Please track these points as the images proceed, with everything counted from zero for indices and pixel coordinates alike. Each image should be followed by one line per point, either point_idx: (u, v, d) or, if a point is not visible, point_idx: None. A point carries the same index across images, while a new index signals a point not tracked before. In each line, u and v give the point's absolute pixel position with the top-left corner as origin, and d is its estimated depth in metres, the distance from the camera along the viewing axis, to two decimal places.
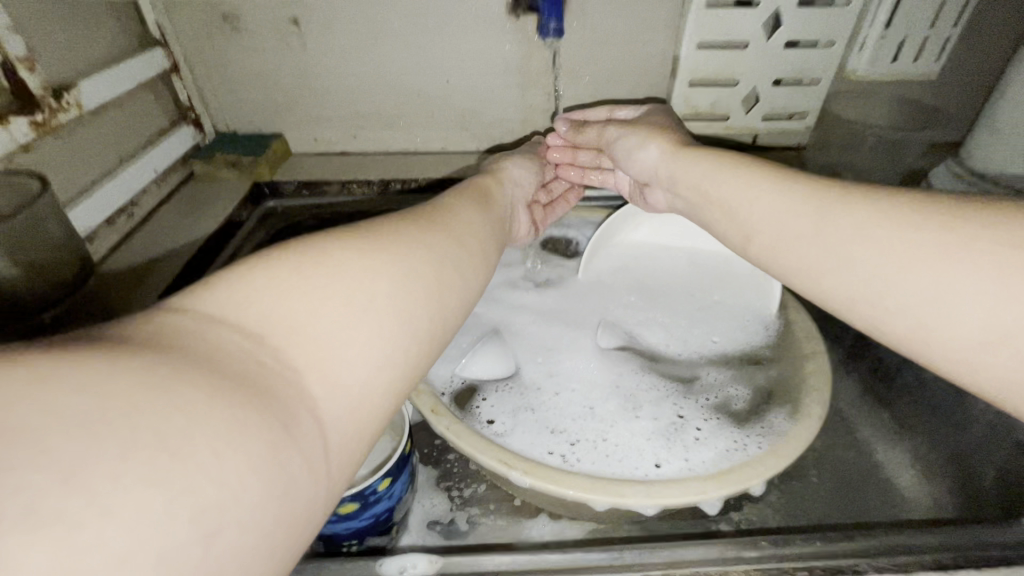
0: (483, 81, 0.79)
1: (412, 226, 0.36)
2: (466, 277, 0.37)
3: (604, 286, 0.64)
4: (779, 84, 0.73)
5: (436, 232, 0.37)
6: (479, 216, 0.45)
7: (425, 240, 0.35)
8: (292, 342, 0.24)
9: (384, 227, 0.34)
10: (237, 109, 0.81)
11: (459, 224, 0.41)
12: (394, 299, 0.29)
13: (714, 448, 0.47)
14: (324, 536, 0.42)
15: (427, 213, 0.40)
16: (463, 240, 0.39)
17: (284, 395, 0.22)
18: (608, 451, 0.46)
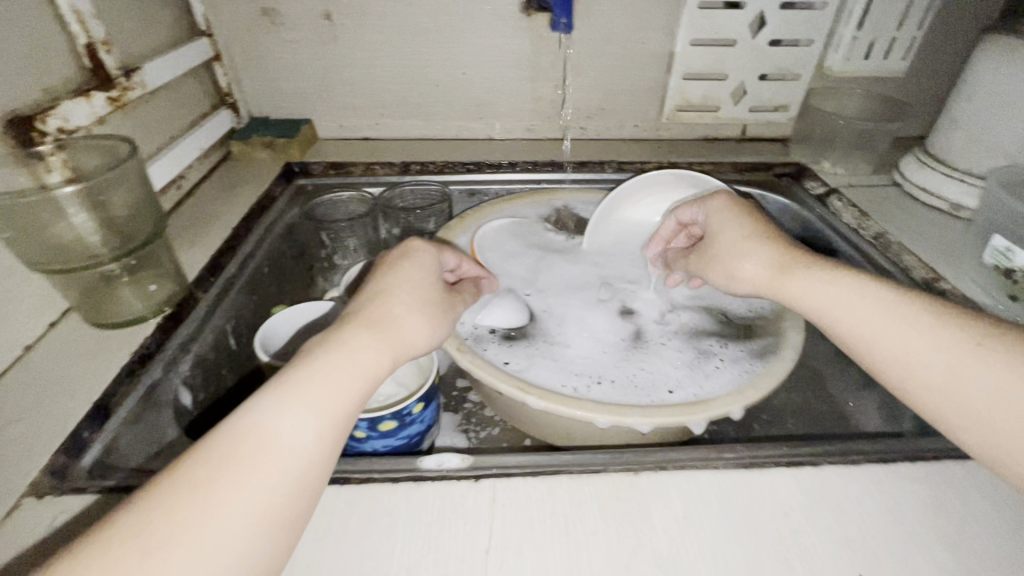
0: (497, 74, 0.86)
1: (180, 510, 0.28)
2: (291, 472, 0.31)
3: (607, 255, 0.71)
4: (766, 78, 0.82)
5: (218, 504, 0.28)
6: (313, 430, 0.33)
7: (195, 527, 0.27)
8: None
9: (125, 532, 0.26)
10: (271, 96, 0.89)
11: (257, 469, 0.30)
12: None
13: (714, 380, 0.53)
14: (366, 451, 0.49)
15: (222, 457, 0.30)
16: (255, 508, 0.29)
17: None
18: (618, 385, 0.53)
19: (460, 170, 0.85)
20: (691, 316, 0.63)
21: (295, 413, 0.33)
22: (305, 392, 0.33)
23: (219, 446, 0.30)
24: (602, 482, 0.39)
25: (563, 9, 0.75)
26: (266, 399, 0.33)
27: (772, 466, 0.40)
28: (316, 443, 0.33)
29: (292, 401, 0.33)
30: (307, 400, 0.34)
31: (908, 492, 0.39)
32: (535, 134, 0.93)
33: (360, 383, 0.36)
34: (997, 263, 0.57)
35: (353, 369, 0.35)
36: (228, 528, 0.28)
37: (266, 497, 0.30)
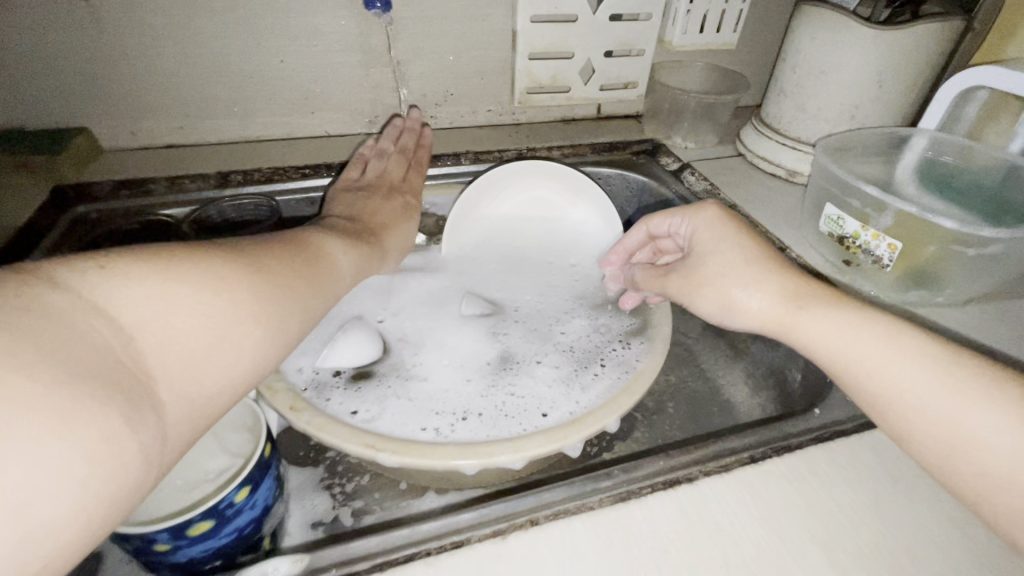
0: (322, 61, 0.74)
1: (148, 298, 0.27)
2: (332, 294, 0.41)
3: (468, 259, 0.65)
4: (612, 55, 0.79)
5: (186, 299, 0.29)
6: (287, 319, 0.35)
7: (161, 323, 0.27)
8: (75, 379, 0.23)
9: (87, 294, 0.25)
10: (20, 100, 0.68)
11: (224, 303, 0.30)
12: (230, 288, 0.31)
13: (589, 390, 0.49)
14: (178, 564, 0.38)
15: (194, 273, 0.30)
16: (219, 336, 0.30)
17: (75, 431, 0.22)
18: (486, 415, 0.47)
19: (293, 176, 0.73)
20: (560, 317, 0.58)
21: (262, 279, 0.34)
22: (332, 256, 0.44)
23: (188, 263, 0.30)
24: (467, 559, 0.33)
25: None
26: (234, 254, 0.34)
27: (648, 492, 0.37)
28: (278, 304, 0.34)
29: (339, 251, 0.46)
30: (272, 271, 0.35)
31: (778, 492, 0.38)
32: (381, 127, 0.83)
33: (315, 285, 0.39)
34: (830, 230, 0.59)
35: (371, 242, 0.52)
36: (191, 333, 0.28)
37: (227, 335, 0.30)
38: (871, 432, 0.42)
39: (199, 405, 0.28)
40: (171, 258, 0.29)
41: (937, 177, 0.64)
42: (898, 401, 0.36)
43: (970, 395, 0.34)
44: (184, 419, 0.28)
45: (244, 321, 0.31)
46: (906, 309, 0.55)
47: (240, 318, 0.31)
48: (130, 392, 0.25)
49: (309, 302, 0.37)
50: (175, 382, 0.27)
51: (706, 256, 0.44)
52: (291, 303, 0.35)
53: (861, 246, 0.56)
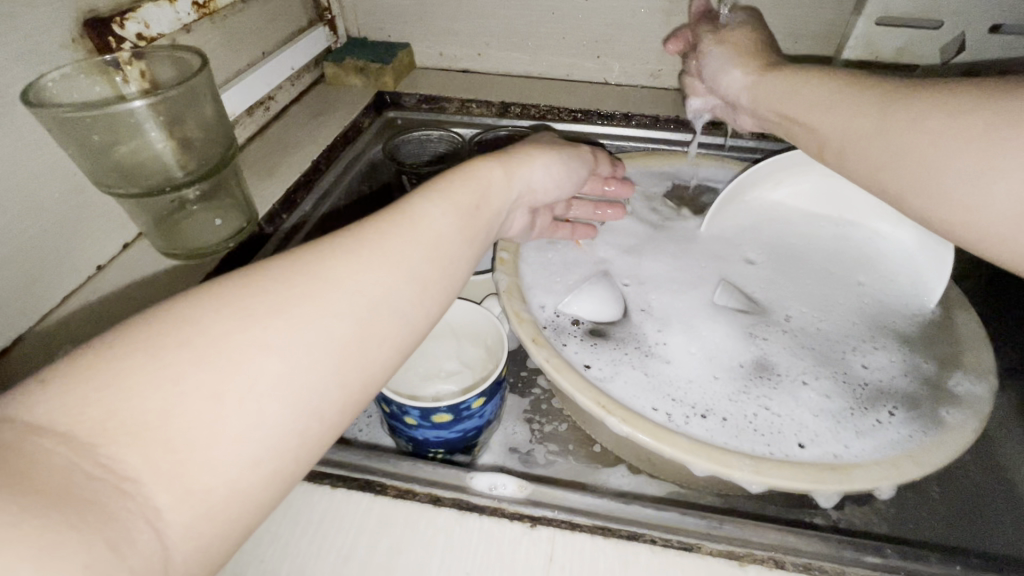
0: (626, 3, 0.71)
1: (219, 329, 0.23)
2: (451, 233, 0.33)
3: (730, 244, 0.58)
4: (999, 31, 0.60)
5: (260, 324, 0.24)
6: (387, 285, 0.29)
7: (236, 355, 0.23)
8: (133, 444, 0.20)
9: (162, 335, 0.23)
10: (370, 13, 0.80)
11: (309, 322, 0.25)
12: (313, 293, 0.26)
13: (855, 440, 0.41)
14: (416, 440, 0.43)
15: (262, 292, 0.25)
16: (300, 354, 0.25)
17: (120, 504, 0.19)
18: (724, 422, 0.43)
19: (564, 119, 0.74)
20: (830, 341, 0.49)
21: (367, 270, 0.28)
22: (454, 191, 0.36)
23: (272, 282, 0.26)
24: (695, 566, 0.30)
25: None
26: (335, 250, 0.28)
27: None
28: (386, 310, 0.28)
29: (458, 179, 0.37)
30: (382, 260, 0.29)
31: None
32: (659, 82, 0.78)
33: (440, 265, 0.32)
34: None
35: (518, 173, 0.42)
36: (269, 360, 0.24)
37: (313, 356, 0.25)
38: None
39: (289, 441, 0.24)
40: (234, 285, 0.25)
41: None
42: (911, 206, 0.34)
43: (956, 128, 0.30)
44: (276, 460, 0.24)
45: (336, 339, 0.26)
46: None
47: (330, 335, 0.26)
48: (195, 437, 0.21)
49: (433, 291, 0.31)
50: (257, 420, 0.23)
51: (815, 108, 0.39)
52: (404, 303, 0.29)
53: None
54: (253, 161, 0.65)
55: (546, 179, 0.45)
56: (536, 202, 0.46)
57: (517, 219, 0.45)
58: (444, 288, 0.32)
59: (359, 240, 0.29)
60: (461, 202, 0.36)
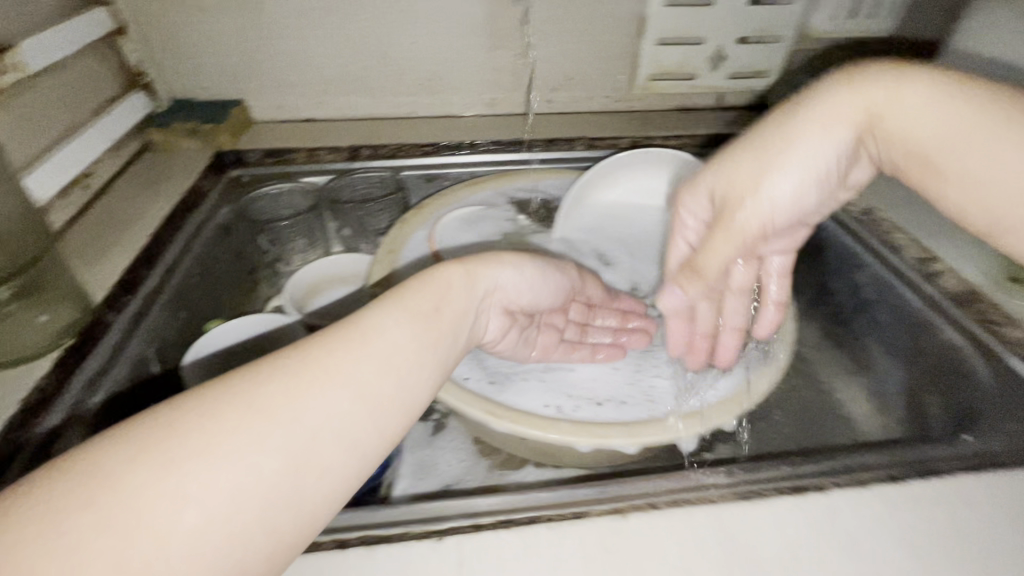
0: (451, 43, 0.77)
1: (132, 488, 0.25)
2: (398, 353, 0.35)
3: (581, 245, 0.65)
4: (744, 42, 0.76)
5: (184, 469, 0.26)
6: (324, 409, 0.30)
7: (149, 510, 0.25)
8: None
9: (82, 484, 0.25)
10: (192, 73, 0.77)
11: (232, 466, 0.27)
12: (243, 432, 0.28)
13: (705, 389, 0.49)
14: None
15: (191, 436, 0.27)
16: (230, 495, 0.26)
17: None
18: (601, 401, 0.48)
19: (416, 154, 0.77)
20: None
21: (305, 397, 0.30)
22: (408, 300, 0.37)
23: (200, 422, 0.27)
24: (587, 530, 0.34)
25: None
26: (270, 381, 0.30)
27: (774, 494, 0.36)
28: (325, 443, 0.30)
29: (411, 284, 0.39)
30: (324, 382, 0.31)
31: (915, 517, 0.35)
32: (497, 110, 0.85)
33: (389, 381, 0.33)
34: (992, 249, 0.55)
35: (498, 278, 0.44)
36: (190, 509, 0.25)
37: (237, 502, 0.27)
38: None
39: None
40: (162, 431, 0.27)
41: None
42: (935, 151, 0.37)
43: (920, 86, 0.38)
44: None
45: (262, 480, 0.27)
46: None
47: (260, 473, 0.27)
48: None
49: (377, 413, 0.32)
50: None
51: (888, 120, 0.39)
52: (345, 428, 0.31)
53: None
54: (78, 247, 0.59)
55: (517, 280, 0.46)
56: (505, 302, 0.46)
57: (490, 322, 0.45)
58: (394, 402, 0.33)
59: (297, 366, 0.31)
60: (413, 313, 0.37)
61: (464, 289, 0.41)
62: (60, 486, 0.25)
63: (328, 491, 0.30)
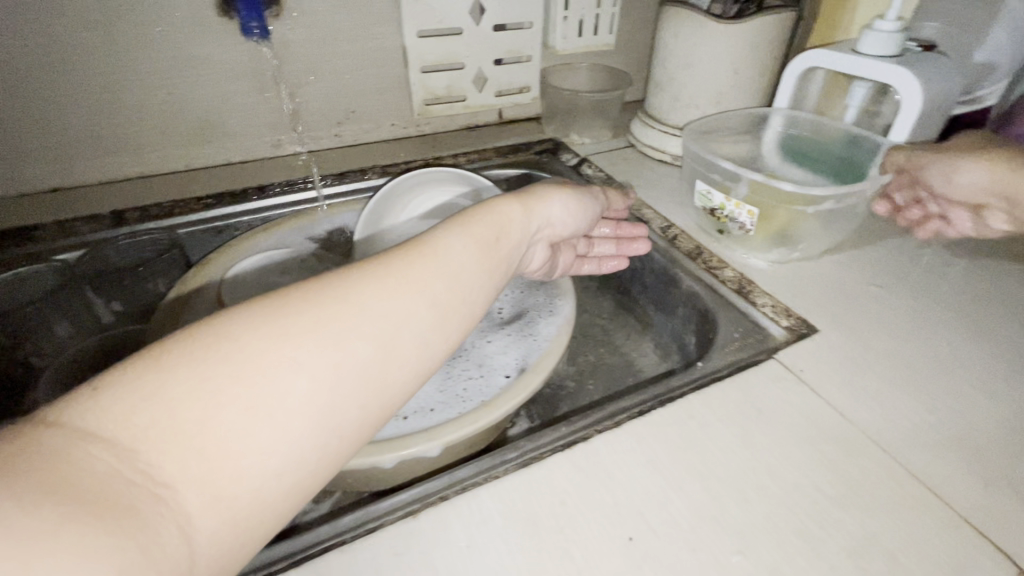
0: (215, 90, 0.74)
1: (269, 353, 0.27)
2: (467, 263, 0.37)
3: None
4: (500, 63, 0.85)
5: (297, 340, 0.28)
6: (403, 308, 0.32)
7: (272, 374, 0.26)
8: (169, 451, 0.23)
9: (206, 346, 0.26)
10: None
11: (331, 348, 0.28)
12: (337, 321, 0.29)
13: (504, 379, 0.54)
14: None
15: (288, 319, 0.28)
16: (325, 376, 0.28)
17: (153, 510, 0.22)
18: (413, 416, 0.51)
19: (194, 208, 0.72)
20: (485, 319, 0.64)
21: (390, 295, 0.32)
22: (478, 219, 0.41)
23: (316, 300, 0.30)
24: (380, 541, 0.35)
25: (251, 11, 0.68)
26: (361, 278, 0.32)
27: (549, 455, 0.40)
28: (403, 338, 0.31)
29: (469, 212, 0.41)
30: (405, 284, 0.33)
31: (663, 439, 0.41)
32: (284, 150, 0.83)
33: (464, 289, 0.36)
34: (703, 205, 0.66)
35: (550, 203, 0.49)
36: (289, 381, 0.27)
37: (332, 381, 0.28)
38: (746, 373, 0.47)
39: (310, 457, 0.27)
40: (264, 310, 0.28)
41: (796, 149, 0.76)
42: None
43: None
44: (293, 474, 0.27)
45: (353, 367, 0.29)
46: (775, 267, 0.62)
47: (352, 361, 0.29)
48: (218, 453, 0.24)
49: (447, 320, 0.34)
50: (279, 440, 0.26)
51: None
52: (422, 330, 0.32)
53: (727, 215, 0.63)
54: None
55: (563, 215, 0.50)
56: (553, 235, 0.50)
57: (536, 254, 0.50)
58: (468, 309, 0.36)
59: (386, 267, 0.33)
60: (480, 234, 0.40)
61: (523, 215, 0.45)
62: (164, 353, 0.25)
63: (403, 386, 0.32)
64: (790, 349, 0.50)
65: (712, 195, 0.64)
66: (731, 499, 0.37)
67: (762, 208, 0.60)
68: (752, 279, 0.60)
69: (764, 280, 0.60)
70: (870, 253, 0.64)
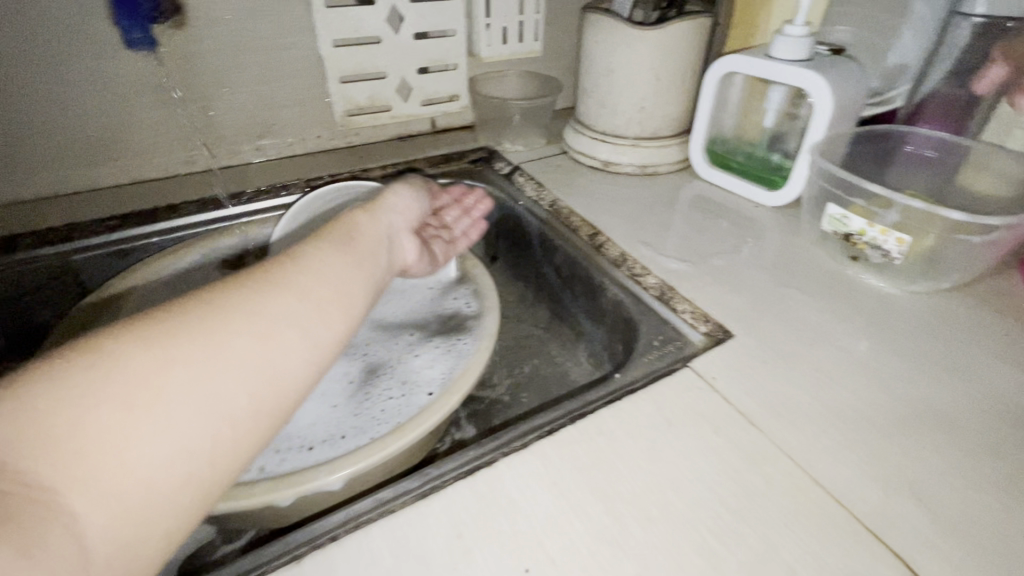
0: (114, 106, 0.69)
1: (131, 356, 0.27)
2: (319, 267, 0.38)
3: None
4: (424, 72, 0.83)
5: (175, 341, 0.29)
6: (297, 305, 0.34)
7: (141, 370, 0.27)
8: (42, 456, 0.24)
9: (86, 358, 0.27)
10: None
11: (219, 344, 0.30)
12: (224, 322, 0.31)
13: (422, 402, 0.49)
14: None
15: (184, 321, 0.30)
16: (217, 366, 0.29)
17: (25, 516, 0.22)
18: (315, 446, 0.46)
19: (95, 231, 0.67)
20: (408, 329, 0.59)
21: (278, 295, 0.34)
22: (293, 244, 0.40)
23: (201, 307, 0.31)
24: None
25: (132, 21, 0.65)
26: (235, 289, 0.33)
27: (450, 484, 0.38)
28: (297, 332, 0.33)
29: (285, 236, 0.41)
30: (297, 286, 0.35)
31: (570, 458, 0.40)
32: (198, 166, 0.78)
33: (341, 290, 0.38)
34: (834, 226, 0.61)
35: (369, 214, 0.48)
36: (177, 373, 0.28)
37: (222, 372, 0.29)
38: (659, 384, 0.46)
39: (203, 451, 0.28)
40: (152, 320, 0.30)
41: (723, 155, 0.80)
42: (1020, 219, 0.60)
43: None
44: (188, 467, 0.27)
45: (243, 359, 0.30)
46: (698, 271, 0.62)
47: (241, 353, 0.30)
48: (96, 453, 0.25)
49: (337, 315, 0.36)
50: (162, 434, 0.26)
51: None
52: (315, 321, 0.34)
53: (869, 241, 0.58)
54: None
55: (407, 200, 0.53)
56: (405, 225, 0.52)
57: (407, 243, 0.51)
58: (355, 308, 0.38)
59: (280, 274, 0.35)
60: (317, 247, 0.40)
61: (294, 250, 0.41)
62: (49, 370, 0.26)
63: (302, 377, 0.33)
64: (706, 357, 0.50)
65: (851, 220, 0.59)
66: (631, 520, 0.36)
67: (915, 235, 0.55)
68: (674, 286, 0.60)
69: (686, 286, 0.60)
70: (789, 254, 0.65)
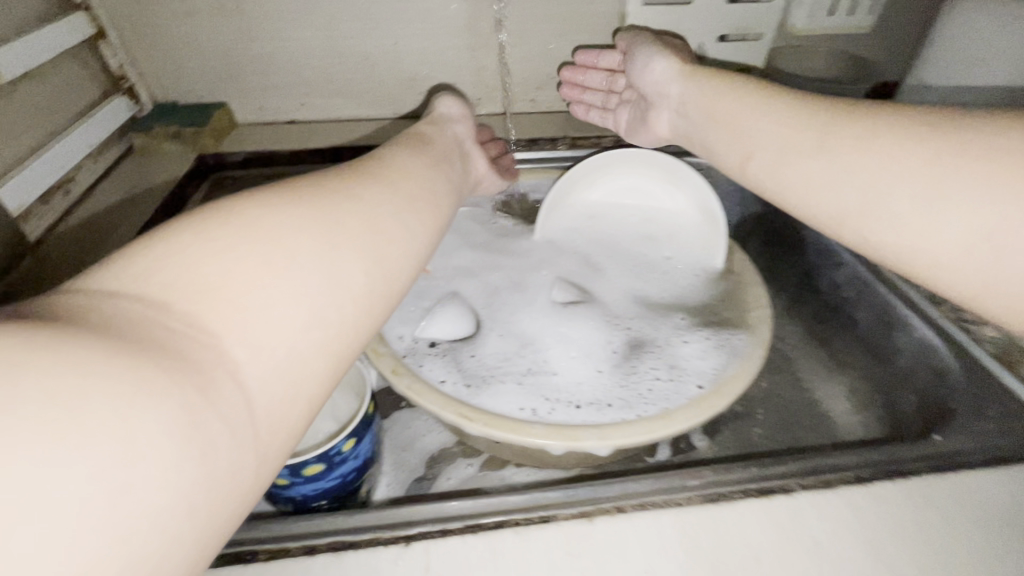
0: (435, 44, 0.77)
1: (255, 218, 0.28)
2: (378, 169, 0.39)
3: (557, 247, 0.65)
4: (725, 39, 0.76)
5: (279, 215, 0.29)
6: (372, 198, 0.34)
7: (286, 236, 0.28)
8: (202, 298, 0.24)
9: (219, 222, 0.27)
10: (176, 75, 0.77)
11: (328, 222, 0.30)
12: (321, 205, 0.31)
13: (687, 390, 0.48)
14: (290, 500, 0.43)
15: (265, 202, 0.29)
16: (332, 241, 0.29)
17: (195, 357, 0.23)
18: (580, 403, 0.48)
19: None
20: (670, 313, 0.58)
21: (365, 194, 0.34)
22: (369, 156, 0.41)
23: (279, 193, 0.31)
24: (553, 535, 0.35)
25: None
26: (301, 182, 0.33)
27: (740, 497, 0.36)
28: (382, 222, 0.33)
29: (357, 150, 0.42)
30: (359, 182, 0.35)
31: (885, 518, 0.36)
32: (482, 108, 0.85)
33: (400, 193, 0.36)
34: None
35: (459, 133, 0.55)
36: (297, 241, 0.28)
37: (335, 249, 0.29)
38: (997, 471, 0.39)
39: (337, 320, 0.28)
40: (241, 200, 0.29)
41: None
42: None
43: None
44: (329, 331, 0.27)
45: (357, 239, 0.31)
46: None
47: (349, 233, 0.30)
48: (237, 306, 0.25)
49: (416, 213, 0.36)
50: (300, 294, 0.27)
51: None
52: (393, 217, 0.34)
53: None
54: (60, 269, 0.58)
55: (460, 112, 0.60)
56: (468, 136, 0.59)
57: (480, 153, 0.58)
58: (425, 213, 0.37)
59: (335, 176, 0.35)
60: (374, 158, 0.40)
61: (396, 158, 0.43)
62: (155, 237, 0.26)
63: (400, 270, 0.33)
64: None
65: None
66: None
67: None
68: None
69: None
70: None
